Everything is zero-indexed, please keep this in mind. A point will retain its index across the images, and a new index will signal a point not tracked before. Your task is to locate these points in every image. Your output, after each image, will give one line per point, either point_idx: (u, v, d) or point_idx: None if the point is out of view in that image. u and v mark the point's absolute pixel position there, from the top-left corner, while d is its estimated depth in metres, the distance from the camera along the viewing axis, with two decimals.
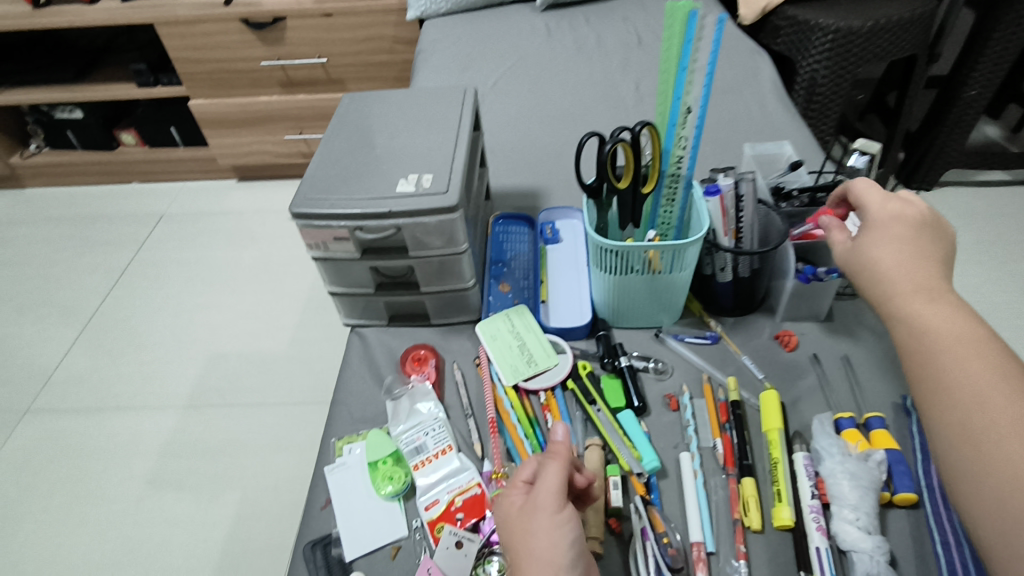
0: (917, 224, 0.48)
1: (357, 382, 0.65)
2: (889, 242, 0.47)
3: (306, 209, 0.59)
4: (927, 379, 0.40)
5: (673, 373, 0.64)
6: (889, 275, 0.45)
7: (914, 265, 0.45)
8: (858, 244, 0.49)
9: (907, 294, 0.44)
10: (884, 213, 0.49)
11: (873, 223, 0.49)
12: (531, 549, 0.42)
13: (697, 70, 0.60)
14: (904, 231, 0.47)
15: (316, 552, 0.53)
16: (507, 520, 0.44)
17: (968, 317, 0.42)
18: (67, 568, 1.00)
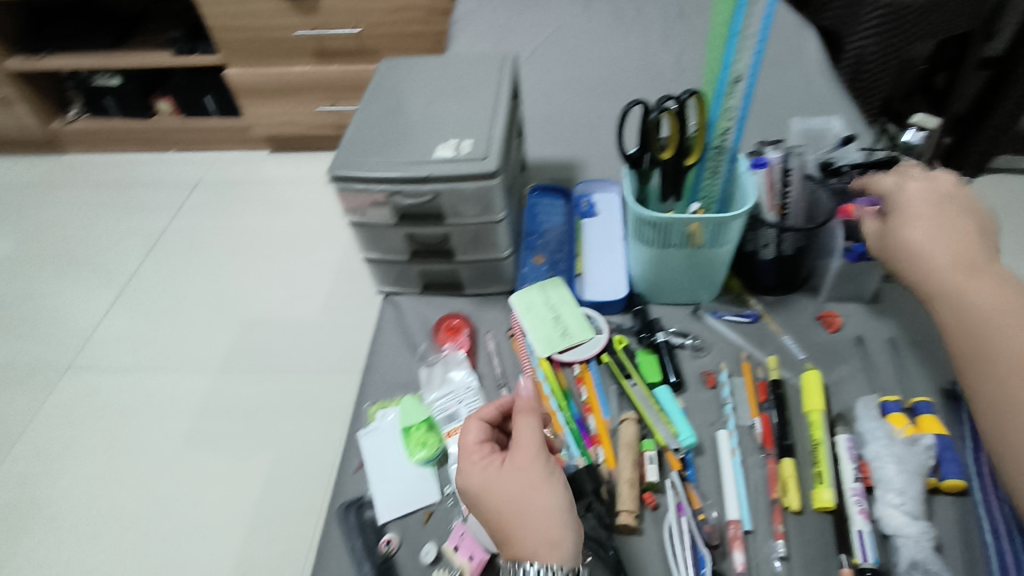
0: (944, 204, 0.51)
1: (391, 348, 0.66)
2: (921, 223, 0.50)
3: (345, 172, 0.58)
4: (971, 355, 0.44)
5: (710, 350, 0.63)
6: (928, 253, 0.48)
7: (952, 242, 0.48)
8: (890, 227, 0.52)
9: (947, 274, 0.47)
10: (914, 194, 0.52)
11: (901, 206, 0.52)
12: (524, 499, 0.43)
13: (749, 37, 0.57)
14: (932, 212, 0.50)
15: (350, 514, 0.53)
16: (480, 481, 0.44)
17: (1008, 290, 0.45)
18: (108, 518, 1.04)
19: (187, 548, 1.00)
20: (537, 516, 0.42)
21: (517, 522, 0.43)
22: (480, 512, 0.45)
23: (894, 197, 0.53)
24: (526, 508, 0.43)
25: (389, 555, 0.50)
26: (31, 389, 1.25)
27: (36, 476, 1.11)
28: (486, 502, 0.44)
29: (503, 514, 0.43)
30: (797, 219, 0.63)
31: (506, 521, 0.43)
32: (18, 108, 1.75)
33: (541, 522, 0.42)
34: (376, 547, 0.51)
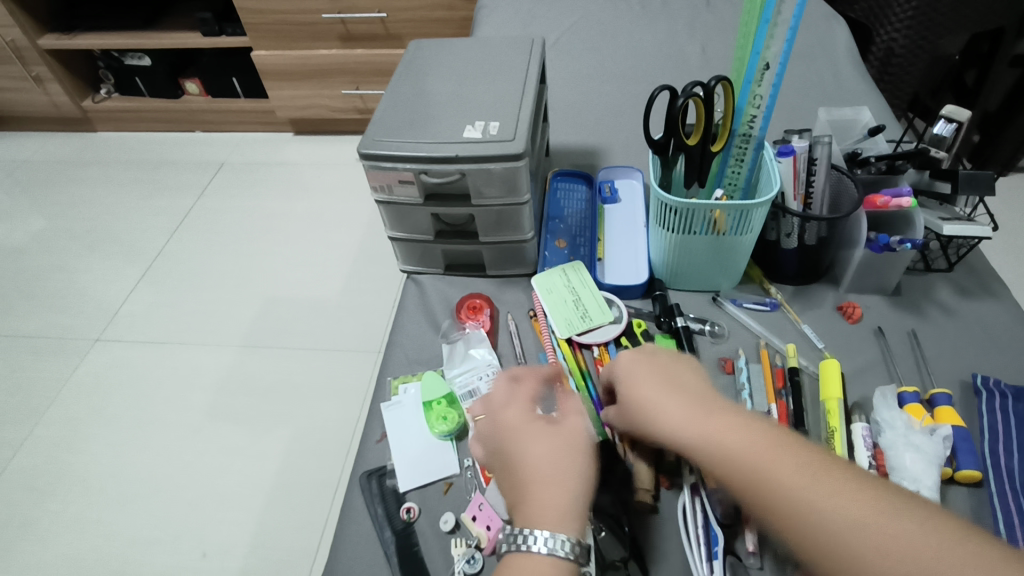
0: (646, 368, 0.46)
1: (414, 325, 0.67)
2: (651, 395, 0.44)
3: (374, 150, 0.60)
4: (784, 528, 0.35)
5: (729, 337, 0.63)
6: (669, 414, 0.42)
7: (677, 395, 0.43)
8: (623, 396, 0.46)
9: (701, 442, 0.40)
10: (627, 365, 0.47)
11: (626, 383, 0.46)
12: (562, 455, 0.43)
13: (780, 23, 0.57)
14: (649, 376, 0.45)
15: (372, 482, 0.55)
16: (526, 429, 0.45)
17: (749, 427, 0.40)
18: (134, 485, 1.08)
19: (209, 516, 1.03)
20: (567, 475, 0.42)
21: (557, 484, 0.42)
22: (507, 460, 0.45)
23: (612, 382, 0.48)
24: (562, 462, 0.43)
25: (409, 522, 0.52)
26: (61, 359, 1.29)
27: (65, 442, 1.15)
28: (520, 449, 0.44)
29: (545, 474, 0.42)
30: (821, 208, 0.63)
31: (536, 468, 0.43)
32: (50, 85, 1.78)
33: (568, 483, 0.42)
34: (397, 514, 0.53)
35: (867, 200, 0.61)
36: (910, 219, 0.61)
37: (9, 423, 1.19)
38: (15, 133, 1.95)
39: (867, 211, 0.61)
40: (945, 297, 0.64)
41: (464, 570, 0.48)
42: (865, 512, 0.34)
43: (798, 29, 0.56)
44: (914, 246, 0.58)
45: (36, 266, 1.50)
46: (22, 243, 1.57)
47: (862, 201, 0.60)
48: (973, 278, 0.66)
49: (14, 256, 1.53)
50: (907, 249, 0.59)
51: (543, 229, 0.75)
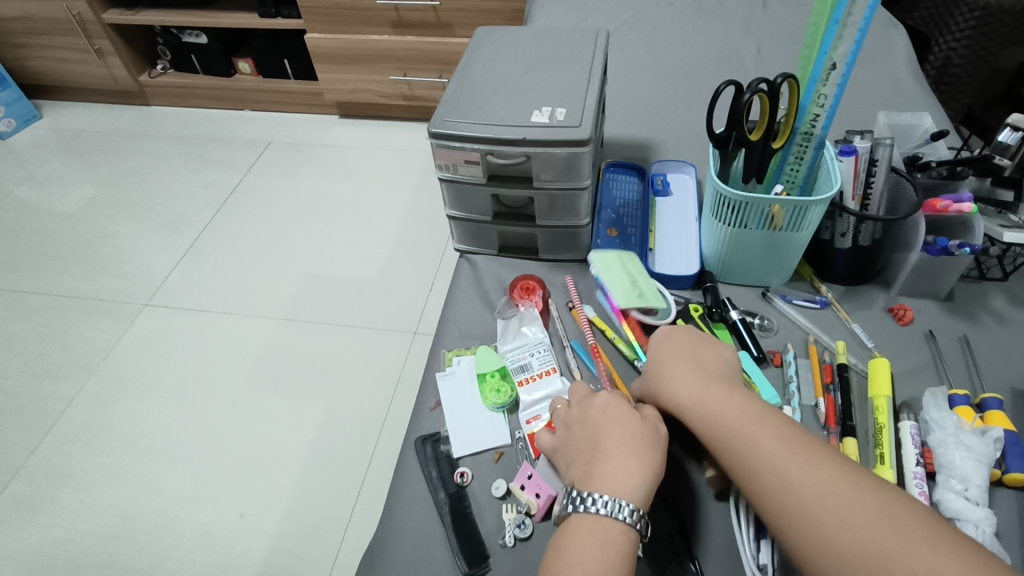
0: (665, 343, 0.52)
1: (468, 303, 0.69)
2: (666, 364, 0.50)
3: (444, 130, 0.62)
4: (747, 475, 0.41)
5: (778, 331, 0.64)
6: (681, 384, 0.48)
7: (696, 370, 0.49)
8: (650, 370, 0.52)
9: (694, 403, 0.46)
10: (660, 338, 0.53)
11: (653, 356, 0.52)
12: (640, 437, 0.46)
13: (849, 24, 0.58)
14: (667, 350, 0.52)
15: (426, 446, 0.57)
16: (612, 411, 0.49)
17: (741, 395, 0.46)
18: (177, 445, 1.12)
19: (247, 479, 1.07)
20: (639, 454, 0.45)
21: (632, 463, 0.45)
22: (587, 433, 0.48)
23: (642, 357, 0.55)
24: (636, 443, 0.46)
25: (462, 486, 0.54)
26: (111, 321, 1.34)
27: (113, 400, 1.20)
28: (601, 427, 0.48)
29: (624, 452, 0.45)
30: (879, 208, 0.64)
31: (614, 441, 0.46)
32: (110, 59, 1.84)
33: (640, 460, 0.45)
34: (450, 478, 0.55)
35: (927, 202, 0.61)
36: (970, 225, 0.61)
37: (61, 379, 1.24)
38: (73, 104, 2.02)
39: (926, 214, 0.62)
40: (998, 306, 0.64)
41: (515, 534, 0.50)
42: (821, 483, 0.38)
43: (868, 30, 0.57)
44: (972, 251, 0.59)
45: (89, 232, 1.56)
46: (77, 210, 1.63)
47: (921, 204, 0.61)
48: None
49: (70, 221, 1.59)
50: (965, 254, 0.59)
51: (595, 217, 0.76)
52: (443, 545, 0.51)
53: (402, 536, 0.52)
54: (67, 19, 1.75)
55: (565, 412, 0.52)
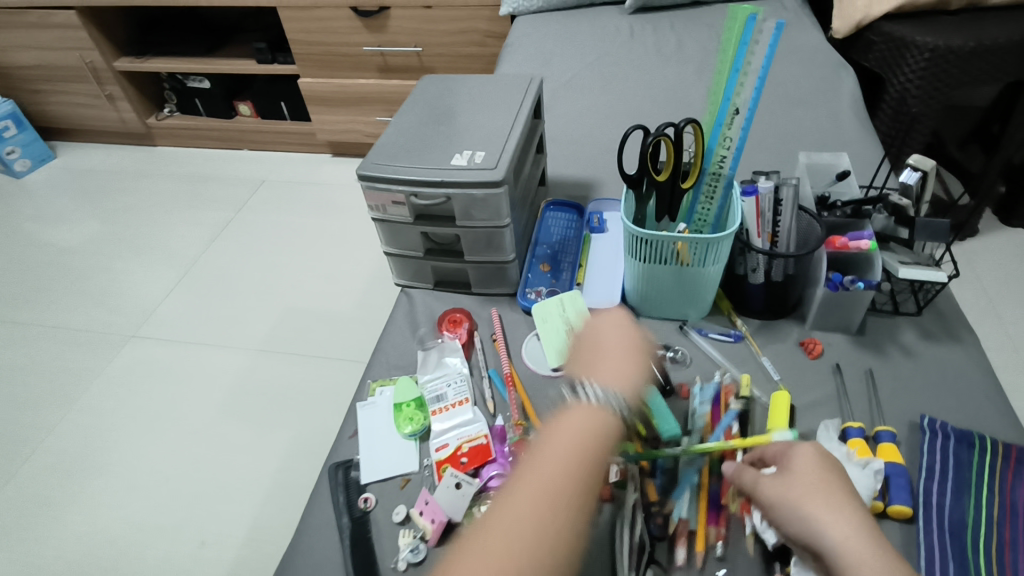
0: (832, 469, 0.46)
1: (398, 335, 0.72)
2: (826, 492, 0.44)
3: (372, 172, 0.66)
4: None
5: (690, 363, 0.66)
6: (850, 531, 0.42)
7: (853, 509, 0.43)
8: (796, 489, 0.45)
9: (860, 556, 0.41)
10: (804, 451, 0.47)
11: (802, 473, 0.46)
12: (628, 362, 0.54)
13: (749, 73, 0.63)
14: (836, 478, 0.45)
15: (338, 472, 0.60)
16: (607, 340, 0.56)
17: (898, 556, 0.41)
18: (148, 473, 1.16)
19: (210, 508, 1.10)
20: (624, 373, 0.53)
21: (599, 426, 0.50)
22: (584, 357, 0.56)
23: (785, 457, 0.48)
24: (626, 363, 0.54)
25: (366, 511, 0.57)
26: (99, 352, 1.40)
27: (92, 428, 1.25)
28: (601, 349, 0.56)
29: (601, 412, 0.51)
30: (787, 245, 0.65)
31: (605, 363, 0.54)
32: (120, 103, 1.96)
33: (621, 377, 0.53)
34: (355, 503, 0.57)
35: (828, 239, 0.64)
36: (870, 261, 0.63)
37: (46, 406, 1.30)
38: (85, 144, 2.14)
39: (829, 251, 0.64)
40: (908, 340, 0.65)
41: (408, 559, 0.52)
42: None
43: (765, 81, 0.62)
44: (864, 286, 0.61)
45: (87, 266, 1.64)
46: (77, 245, 1.71)
47: (823, 239, 0.63)
48: (940, 323, 0.67)
49: (70, 256, 1.68)
50: (860, 289, 0.62)
51: (529, 253, 0.80)
52: (339, 567, 0.53)
53: (303, 559, 0.54)
54: (80, 67, 1.88)
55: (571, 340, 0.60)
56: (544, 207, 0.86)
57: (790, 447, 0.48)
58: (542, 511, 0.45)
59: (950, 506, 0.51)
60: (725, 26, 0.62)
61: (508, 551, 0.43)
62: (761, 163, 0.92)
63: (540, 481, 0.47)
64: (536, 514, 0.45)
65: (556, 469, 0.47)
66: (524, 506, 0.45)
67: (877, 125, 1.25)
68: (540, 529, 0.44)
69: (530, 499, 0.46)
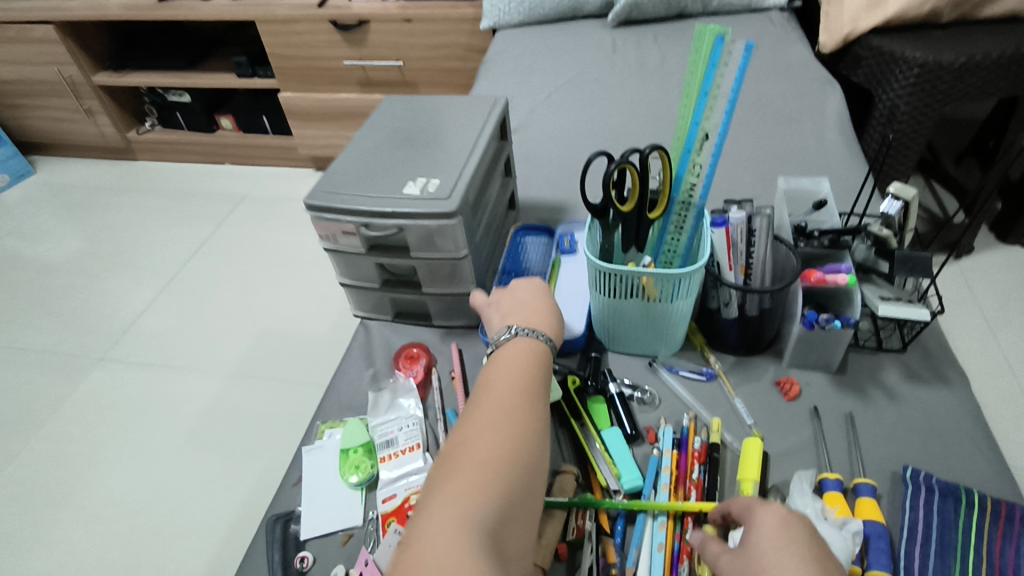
0: (801, 536, 0.39)
1: (352, 371, 0.68)
2: (791, 568, 0.37)
3: (319, 202, 0.62)
4: None
5: (659, 405, 0.62)
6: None
7: None
8: (759, 563, 0.38)
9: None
10: (771, 513, 0.41)
11: (766, 541, 0.39)
12: (552, 310, 0.55)
13: (718, 96, 0.59)
14: (801, 544, 0.39)
15: (276, 526, 0.56)
16: (533, 294, 0.56)
17: None
18: (110, 504, 1.12)
19: (172, 542, 1.05)
20: (548, 315, 0.54)
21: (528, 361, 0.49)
22: (503, 311, 0.55)
23: (750, 519, 0.42)
24: (548, 310, 0.55)
25: (302, 571, 0.53)
26: (68, 375, 1.36)
27: (56, 456, 1.20)
28: (520, 301, 0.56)
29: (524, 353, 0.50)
30: (762, 279, 0.61)
31: (529, 309, 0.54)
32: (100, 117, 1.93)
33: (547, 319, 0.54)
34: (291, 562, 0.53)
35: (804, 272, 0.59)
36: (850, 296, 0.59)
37: (11, 433, 1.26)
38: (66, 159, 2.11)
39: (805, 285, 0.60)
40: (892, 381, 0.61)
41: None
42: None
43: (735, 106, 0.58)
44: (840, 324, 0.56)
45: (61, 285, 1.60)
46: (53, 263, 1.68)
47: (799, 272, 0.59)
48: (926, 362, 0.63)
49: (45, 274, 1.64)
50: (836, 327, 0.57)
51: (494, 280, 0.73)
52: None
53: None
54: (59, 82, 1.85)
55: (482, 301, 0.58)
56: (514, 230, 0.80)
57: (756, 505, 0.42)
58: (515, 414, 0.44)
59: (936, 569, 0.47)
60: (691, 48, 0.58)
61: (496, 450, 0.41)
62: (742, 184, 0.89)
63: (500, 392, 0.46)
64: (509, 417, 0.44)
65: (514, 381, 0.47)
66: (495, 414, 0.44)
67: (866, 142, 1.21)
68: (518, 430, 0.43)
69: (499, 408, 0.44)
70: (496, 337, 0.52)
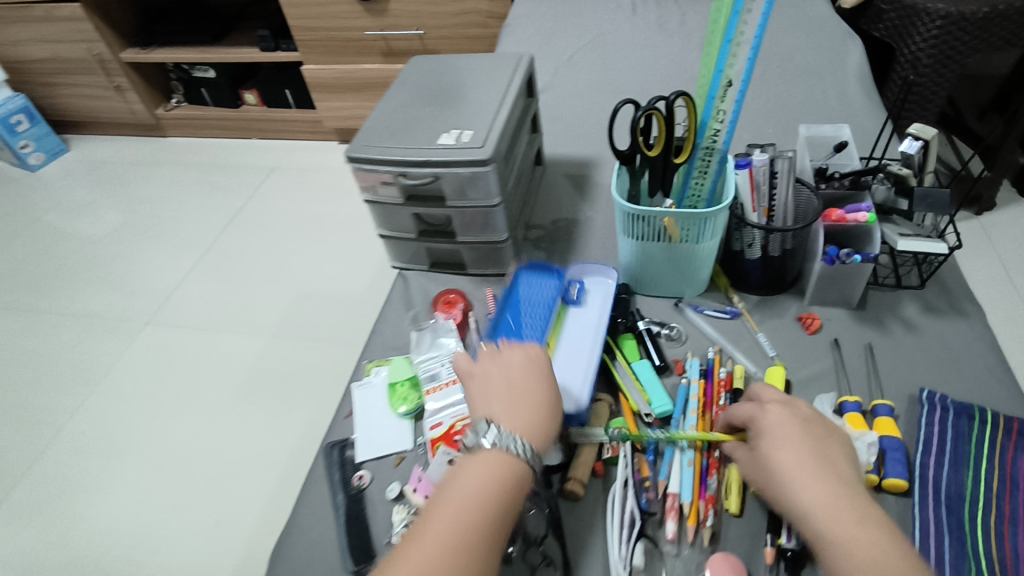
0: (796, 426, 0.46)
1: (394, 316, 0.73)
2: (792, 460, 0.44)
3: (359, 154, 0.66)
4: None
5: (685, 340, 0.66)
6: (816, 501, 0.42)
7: (816, 476, 0.43)
8: (767, 458, 0.45)
9: (823, 511, 0.41)
10: (772, 416, 0.47)
11: (769, 436, 0.46)
12: (547, 403, 0.51)
13: (742, 43, 0.61)
14: (802, 439, 0.45)
15: (333, 451, 0.61)
16: (529, 377, 0.52)
17: (862, 514, 0.41)
18: (165, 455, 1.19)
19: (226, 488, 1.12)
20: (540, 413, 0.50)
21: (495, 470, 0.46)
22: (488, 393, 0.52)
23: (754, 421, 0.48)
24: (542, 404, 0.51)
25: (361, 489, 0.57)
26: (117, 338, 1.43)
27: (112, 412, 1.28)
28: (511, 385, 0.52)
29: (498, 458, 0.46)
30: (784, 219, 0.64)
31: (519, 400, 0.50)
32: (129, 94, 1.98)
33: (539, 418, 0.50)
34: (350, 480, 0.58)
35: (825, 212, 0.62)
36: (869, 234, 0.61)
37: (68, 392, 1.34)
38: (99, 136, 2.17)
39: (826, 225, 0.63)
40: (911, 314, 0.64)
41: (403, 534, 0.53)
42: None
43: (759, 50, 0.59)
44: (862, 259, 0.60)
45: (103, 256, 1.67)
46: (94, 235, 1.74)
47: (820, 213, 0.62)
48: (943, 296, 0.65)
49: (88, 245, 1.71)
50: (857, 262, 0.60)
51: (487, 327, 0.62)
52: (335, 542, 0.54)
53: (300, 535, 0.56)
54: (88, 59, 1.90)
55: (468, 367, 0.55)
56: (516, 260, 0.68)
57: (756, 410, 0.48)
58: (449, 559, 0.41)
59: (948, 479, 0.51)
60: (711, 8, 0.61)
61: None
62: (765, 136, 0.90)
63: (440, 532, 0.42)
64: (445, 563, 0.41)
65: (459, 515, 0.43)
66: (428, 556, 0.41)
67: (887, 97, 1.22)
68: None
69: (434, 549, 0.41)
70: (474, 434, 0.48)
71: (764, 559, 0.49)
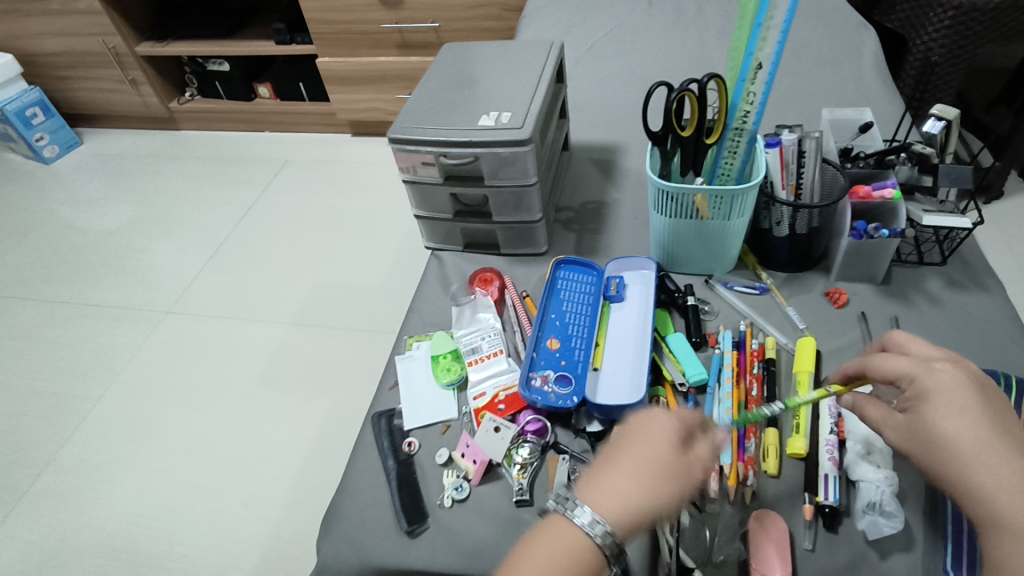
0: (970, 390, 0.40)
1: (431, 293, 0.75)
2: (966, 430, 0.38)
3: (401, 135, 0.68)
4: None
5: (717, 315, 0.68)
6: (997, 483, 0.37)
7: (997, 454, 0.37)
8: (931, 423, 0.40)
9: (1001, 493, 0.36)
10: (943, 378, 0.41)
11: (936, 397, 0.40)
12: (663, 465, 0.43)
13: (772, 26, 0.62)
14: (977, 408, 0.39)
15: (381, 420, 0.63)
16: (654, 431, 0.44)
17: None
18: (191, 440, 1.21)
19: (253, 472, 1.14)
20: (647, 476, 0.42)
21: (583, 539, 0.41)
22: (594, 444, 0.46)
23: (914, 381, 0.42)
24: (654, 466, 0.43)
25: (410, 455, 0.60)
26: (138, 327, 1.45)
27: (136, 399, 1.30)
28: (618, 436, 0.46)
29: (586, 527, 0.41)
30: (811, 197, 0.66)
31: (629, 455, 0.44)
32: (143, 88, 1.99)
33: (645, 481, 0.42)
34: (400, 447, 0.61)
35: (852, 190, 0.65)
36: (895, 210, 0.64)
37: (91, 380, 1.36)
38: (112, 130, 2.19)
39: (852, 201, 0.65)
40: (934, 288, 0.67)
41: (452, 496, 0.56)
42: None
43: (788, 33, 0.60)
44: (889, 233, 0.62)
45: (121, 247, 1.68)
46: (110, 227, 1.76)
47: (847, 190, 0.65)
48: (966, 272, 0.68)
49: (104, 237, 1.73)
50: (885, 236, 0.62)
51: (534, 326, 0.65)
52: (388, 504, 0.57)
53: (352, 498, 0.58)
54: (104, 52, 1.91)
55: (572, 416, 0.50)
56: (555, 266, 0.71)
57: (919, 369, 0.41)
58: None
59: None
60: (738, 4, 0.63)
61: None
62: (785, 122, 0.93)
63: None
64: None
65: None
66: None
67: (902, 87, 1.24)
68: None
69: None
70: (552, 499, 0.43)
71: (803, 517, 0.51)
